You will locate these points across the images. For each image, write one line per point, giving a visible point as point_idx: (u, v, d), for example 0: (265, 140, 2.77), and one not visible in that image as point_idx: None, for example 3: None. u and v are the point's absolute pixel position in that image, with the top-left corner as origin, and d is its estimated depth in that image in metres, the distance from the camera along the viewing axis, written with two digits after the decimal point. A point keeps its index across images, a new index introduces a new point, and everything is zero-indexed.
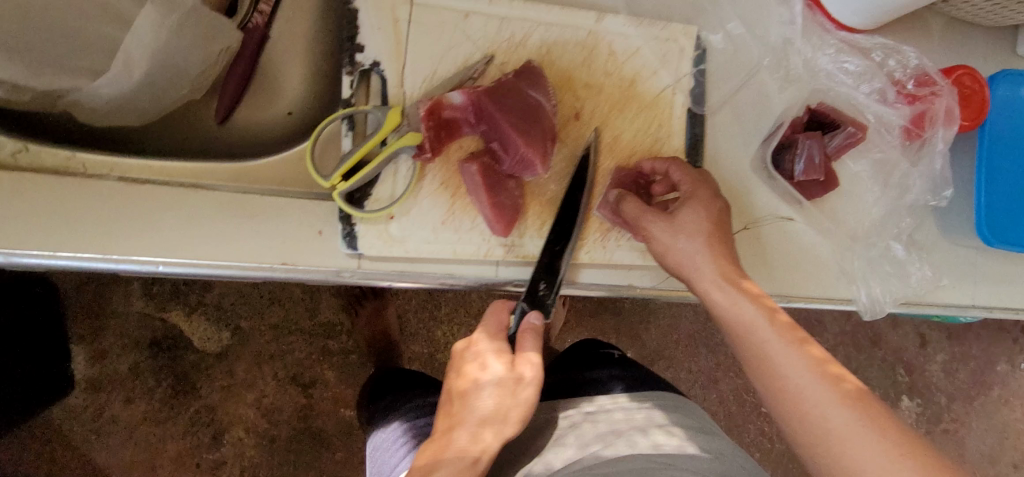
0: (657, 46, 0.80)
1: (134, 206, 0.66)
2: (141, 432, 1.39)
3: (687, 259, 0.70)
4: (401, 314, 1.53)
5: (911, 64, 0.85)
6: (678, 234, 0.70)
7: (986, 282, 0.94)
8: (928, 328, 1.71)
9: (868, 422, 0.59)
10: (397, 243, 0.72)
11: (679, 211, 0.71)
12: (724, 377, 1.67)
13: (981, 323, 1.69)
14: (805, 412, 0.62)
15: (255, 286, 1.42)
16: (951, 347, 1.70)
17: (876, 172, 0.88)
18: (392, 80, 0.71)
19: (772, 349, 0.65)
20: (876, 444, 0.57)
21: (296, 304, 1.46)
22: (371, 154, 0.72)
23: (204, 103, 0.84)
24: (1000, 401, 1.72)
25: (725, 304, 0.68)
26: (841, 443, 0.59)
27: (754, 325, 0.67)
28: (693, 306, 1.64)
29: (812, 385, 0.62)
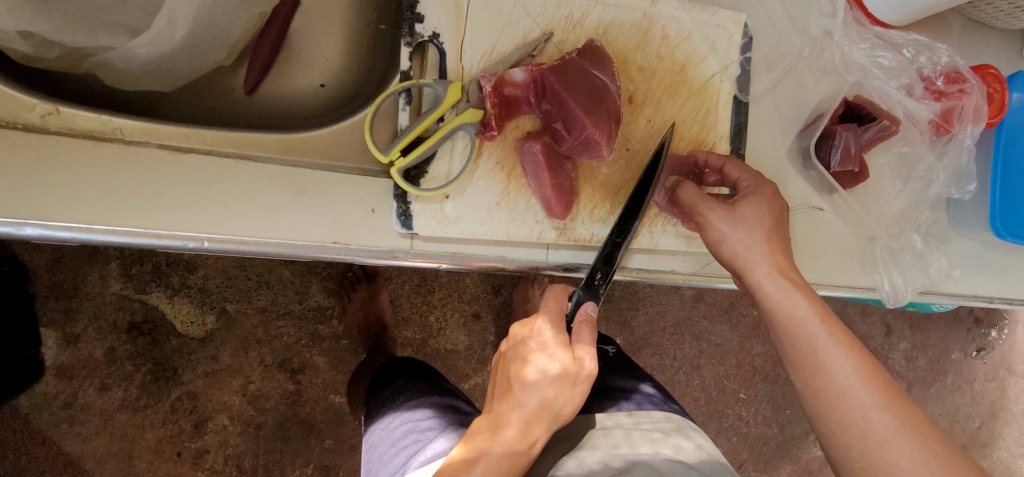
0: (708, 31, 0.80)
1: (177, 177, 0.61)
2: (117, 420, 1.31)
3: (744, 248, 0.69)
4: (394, 298, 1.43)
5: (941, 61, 0.88)
6: (737, 225, 0.69)
7: (988, 274, 0.98)
8: (894, 318, 1.77)
9: (908, 432, 0.61)
10: (452, 223, 0.69)
11: (739, 203, 0.70)
12: (706, 363, 1.65)
13: (941, 314, 1.77)
14: (846, 414, 0.63)
15: (242, 267, 1.33)
16: (913, 335, 1.77)
17: (901, 165, 0.91)
18: (452, 54, 0.69)
19: (821, 348, 0.65)
20: (916, 453, 0.60)
21: (286, 287, 1.37)
22: (428, 131, 0.69)
23: (232, 71, 0.80)
24: (954, 387, 1.81)
25: (779, 298, 0.67)
26: (883, 450, 0.61)
27: (805, 321, 0.66)
28: (679, 293, 1.62)
29: (859, 390, 0.63)
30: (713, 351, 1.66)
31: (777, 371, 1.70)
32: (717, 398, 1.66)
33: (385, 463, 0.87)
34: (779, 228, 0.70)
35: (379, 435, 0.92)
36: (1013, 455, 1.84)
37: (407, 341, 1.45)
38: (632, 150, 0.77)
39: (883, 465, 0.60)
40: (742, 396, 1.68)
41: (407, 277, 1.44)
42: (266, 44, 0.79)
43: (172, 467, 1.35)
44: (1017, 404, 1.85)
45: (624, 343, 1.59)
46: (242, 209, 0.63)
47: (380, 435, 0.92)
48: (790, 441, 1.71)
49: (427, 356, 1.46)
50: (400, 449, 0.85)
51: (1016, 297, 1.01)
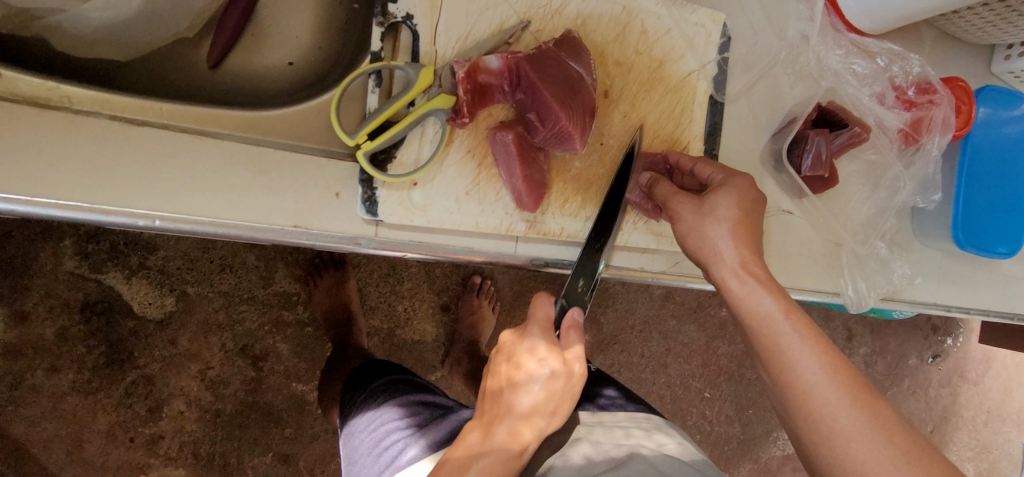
0: (687, 28, 0.79)
1: (129, 149, 0.58)
2: (67, 403, 1.26)
3: (711, 243, 0.68)
4: (361, 287, 1.41)
5: (913, 71, 0.89)
6: (705, 218, 0.68)
7: (947, 283, 1.00)
8: (856, 323, 1.80)
9: (875, 428, 0.60)
10: (419, 211, 0.67)
11: (709, 196, 0.69)
12: (673, 362, 1.67)
13: (900, 321, 1.82)
14: (814, 411, 0.62)
15: (204, 249, 1.28)
16: (874, 341, 1.81)
17: (869, 173, 0.92)
18: (425, 36, 0.67)
19: (789, 344, 0.65)
20: (883, 450, 0.59)
21: (250, 271, 1.33)
22: (398, 114, 0.67)
23: (195, 43, 0.77)
24: (910, 392, 1.86)
25: (746, 294, 0.67)
26: (851, 447, 0.60)
27: (772, 317, 0.66)
28: (650, 292, 1.63)
29: (827, 386, 0.62)
30: (679, 351, 1.67)
31: (742, 371, 1.72)
32: (682, 396, 1.68)
33: (365, 463, 0.88)
34: (751, 224, 0.69)
35: (359, 438, 0.91)
36: (963, 459, 1.90)
37: (374, 331, 1.43)
38: (606, 144, 0.76)
39: (849, 463, 0.60)
40: (706, 395, 1.70)
41: (376, 266, 1.42)
42: (234, 15, 0.75)
43: (124, 453, 1.30)
44: (967, 409, 1.91)
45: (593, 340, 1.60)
46: (199, 188, 0.60)
47: (359, 437, 0.92)
48: (750, 440, 1.74)
49: (394, 347, 1.45)
50: (377, 450, 0.85)
51: (972, 305, 1.03)
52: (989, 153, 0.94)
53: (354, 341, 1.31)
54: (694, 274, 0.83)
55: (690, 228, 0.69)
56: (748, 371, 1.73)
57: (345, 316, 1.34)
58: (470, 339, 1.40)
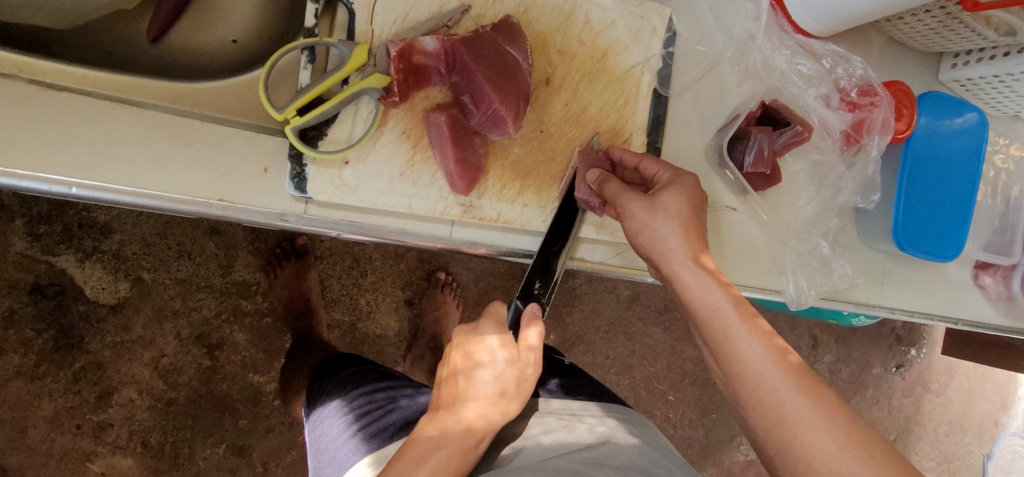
0: (631, 22, 0.80)
1: (47, 116, 0.57)
2: (13, 387, 1.24)
3: (655, 239, 0.69)
4: (323, 279, 1.40)
5: (856, 73, 0.90)
6: (656, 213, 0.69)
7: (890, 285, 1.02)
8: (821, 331, 1.83)
9: (823, 412, 0.60)
10: (350, 190, 0.67)
11: (660, 193, 0.69)
12: (638, 364, 1.68)
13: (864, 329, 1.85)
14: (762, 399, 0.63)
15: (162, 235, 1.26)
16: (838, 349, 1.84)
17: (814, 172, 0.93)
18: (361, 15, 0.66)
19: (735, 334, 0.66)
20: (829, 435, 0.59)
21: (208, 259, 1.32)
22: (331, 91, 0.66)
23: (136, 16, 0.76)
24: (873, 401, 1.89)
25: (694, 285, 0.68)
26: (797, 430, 0.60)
27: (720, 308, 0.67)
28: (617, 293, 1.64)
29: (774, 372, 0.63)
30: (644, 353, 1.68)
31: (706, 375, 1.73)
32: (646, 398, 1.69)
33: (326, 454, 0.87)
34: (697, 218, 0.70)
35: (325, 428, 0.90)
36: (923, 470, 1.93)
37: (335, 323, 1.42)
38: (546, 132, 0.76)
39: (796, 449, 0.60)
40: (670, 398, 1.71)
41: (338, 257, 1.41)
42: None
43: (70, 441, 1.28)
44: (929, 419, 1.94)
45: (557, 339, 1.60)
46: (121, 157, 0.59)
47: (323, 429, 0.90)
48: (713, 445, 1.75)
49: (355, 340, 1.44)
50: (339, 442, 0.84)
51: (915, 309, 1.05)
52: (931, 158, 0.96)
53: (309, 331, 1.30)
54: (638, 266, 0.83)
55: (639, 223, 0.70)
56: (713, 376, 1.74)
57: (304, 307, 1.32)
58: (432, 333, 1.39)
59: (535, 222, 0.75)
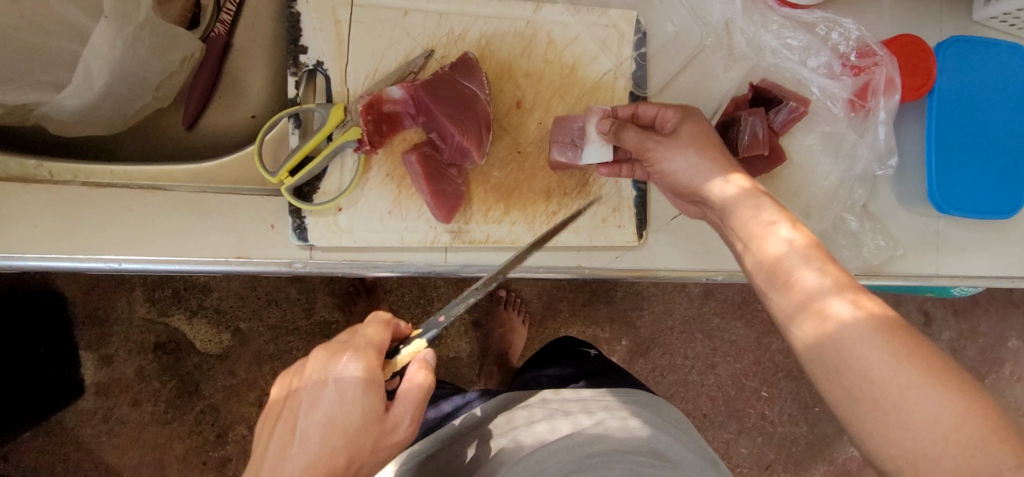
0: (597, 32, 0.83)
1: (95, 208, 0.71)
2: (149, 432, 1.45)
3: (702, 168, 0.70)
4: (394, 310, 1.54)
5: (853, 36, 0.86)
6: (679, 152, 0.71)
7: (951, 251, 0.93)
8: (932, 305, 1.67)
9: (915, 368, 0.51)
10: (346, 233, 0.75)
11: (680, 126, 0.72)
12: (721, 362, 1.62)
13: (988, 297, 1.66)
14: (836, 363, 0.55)
15: (252, 288, 1.45)
16: (958, 323, 1.67)
17: (826, 145, 0.88)
18: (336, 78, 0.75)
19: (809, 289, 0.58)
20: (917, 390, 0.50)
21: (293, 304, 1.49)
22: (317, 149, 0.75)
23: (171, 111, 0.89)
24: (1012, 378, 1.68)
25: (761, 237, 0.63)
26: (892, 395, 0.51)
27: (797, 251, 0.61)
28: (688, 291, 1.60)
29: (860, 330, 0.54)
30: (728, 349, 1.62)
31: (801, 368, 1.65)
32: (737, 397, 1.62)
33: None
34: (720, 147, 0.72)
35: None
36: None
37: None
38: (523, 152, 0.80)
39: (886, 418, 0.51)
40: (763, 394, 1.63)
41: (406, 289, 1.53)
42: (200, 83, 0.87)
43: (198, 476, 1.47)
44: None
45: (630, 345, 1.59)
46: (156, 233, 0.72)
47: None
48: (821, 440, 1.64)
49: None
50: None
51: (991, 272, 0.94)
52: (964, 106, 0.87)
53: None
54: (642, 268, 0.81)
55: (686, 163, 0.71)
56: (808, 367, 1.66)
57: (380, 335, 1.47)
58: (499, 350, 1.45)
59: (525, 237, 0.79)
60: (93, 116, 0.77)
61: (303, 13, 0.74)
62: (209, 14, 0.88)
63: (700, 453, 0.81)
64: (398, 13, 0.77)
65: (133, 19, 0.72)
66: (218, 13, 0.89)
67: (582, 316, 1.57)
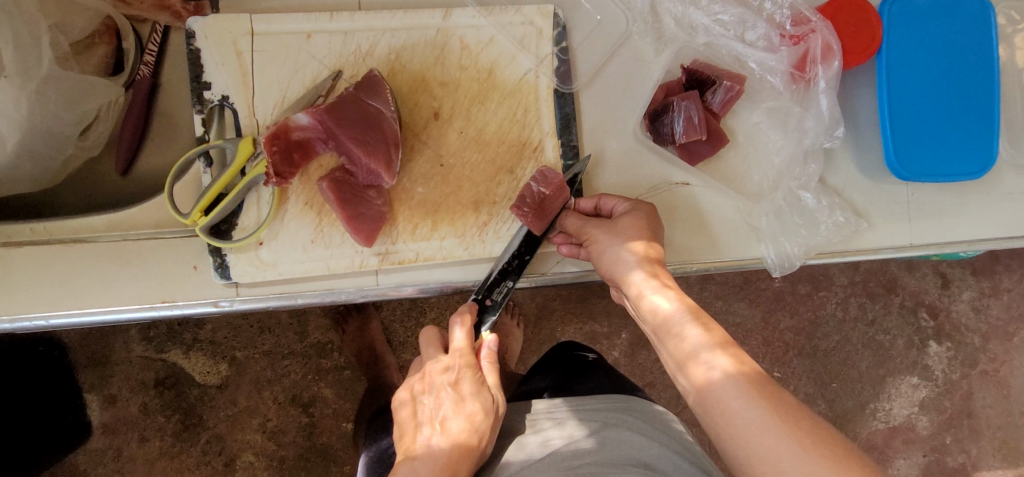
0: (513, 31, 0.79)
1: (19, 268, 0.71)
2: (158, 467, 1.47)
3: (618, 251, 0.70)
4: (386, 325, 1.52)
5: (785, 3, 0.80)
6: (613, 233, 0.71)
7: (925, 217, 0.87)
8: (949, 266, 1.59)
9: (778, 418, 0.55)
10: (270, 266, 0.74)
11: (621, 217, 0.72)
12: None
13: (1009, 253, 1.58)
14: (718, 406, 0.59)
15: (243, 317, 1.45)
16: (978, 282, 1.58)
17: (773, 121, 0.83)
18: (243, 111, 0.74)
19: (689, 346, 0.63)
20: (785, 434, 0.54)
21: (286, 329, 1.50)
22: (232, 184, 0.73)
23: (104, 159, 0.89)
24: None
25: (649, 297, 0.67)
26: (760, 444, 0.55)
27: (671, 320, 0.65)
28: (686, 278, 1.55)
29: (731, 386, 0.59)
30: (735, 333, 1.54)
31: (813, 343, 1.54)
32: None
33: None
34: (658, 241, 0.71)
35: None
36: None
37: (406, 363, 1.53)
38: (447, 165, 0.77)
39: (758, 458, 0.55)
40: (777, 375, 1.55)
41: (397, 303, 1.53)
42: (128, 127, 0.86)
43: None
44: None
45: (631, 338, 1.54)
46: (80, 287, 0.72)
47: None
48: (842, 417, 1.55)
49: None
50: None
51: (978, 234, 0.87)
52: (915, 65, 0.81)
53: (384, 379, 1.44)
54: (580, 270, 0.81)
55: (606, 241, 0.71)
56: (822, 342, 1.54)
57: (372, 354, 1.45)
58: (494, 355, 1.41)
59: (457, 252, 0.77)
60: (14, 174, 0.78)
61: (203, 49, 0.73)
62: (133, 57, 0.86)
63: (687, 457, 0.76)
64: (300, 37, 0.75)
65: (34, 76, 0.73)
66: (140, 55, 0.86)
67: (578, 314, 1.52)
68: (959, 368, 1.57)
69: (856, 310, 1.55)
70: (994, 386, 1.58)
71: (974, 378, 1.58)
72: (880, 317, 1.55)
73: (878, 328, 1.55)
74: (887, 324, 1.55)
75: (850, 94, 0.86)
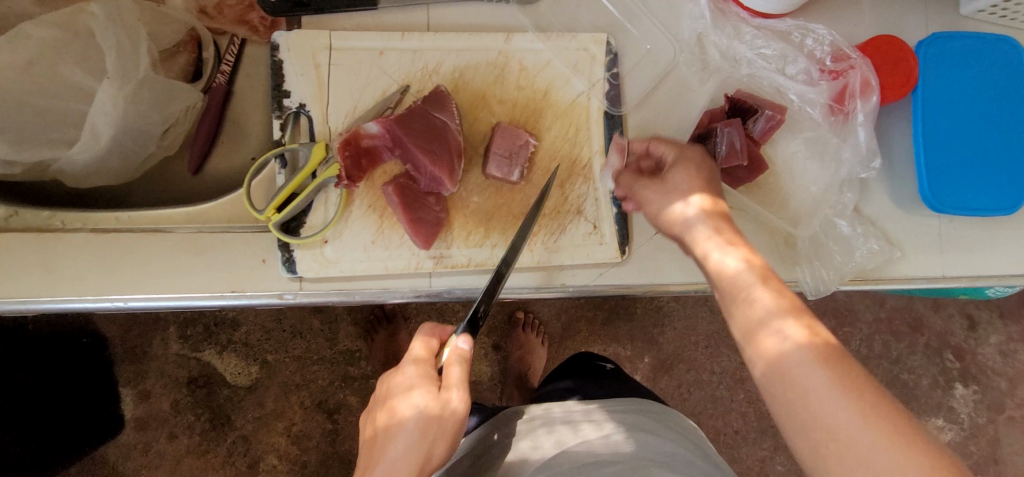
0: (568, 56, 0.85)
1: (104, 251, 0.77)
2: (184, 464, 1.50)
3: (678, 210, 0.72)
4: (414, 337, 1.56)
5: (826, 40, 0.86)
6: (669, 194, 0.74)
7: (958, 251, 0.89)
8: (976, 309, 1.59)
9: (842, 389, 0.55)
10: (332, 264, 0.79)
11: (671, 173, 0.75)
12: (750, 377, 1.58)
13: None
14: (783, 376, 0.59)
15: (276, 320, 1.50)
16: (1006, 327, 1.58)
17: (811, 150, 0.87)
18: (318, 118, 0.80)
19: (756, 313, 0.63)
20: (847, 404, 0.55)
21: (316, 335, 1.53)
22: (303, 186, 0.79)
23: (176, 159, 0.95)
24: None
25: (713, 258, 0.68)
26: (824, 415, 0.55)
27: (738, 279, 0.66)
28: (709, 305, 1.57)
29: (799, 359, 0.58)
30: None
31: None
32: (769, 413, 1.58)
33: None
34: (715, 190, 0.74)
35: None
36: None
37: None
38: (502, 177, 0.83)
39: (821, 425, 0.55)
40: None
41: (425, 315, 1.57)
42: (201, 130, 0.91)
43: None
44: None
45: (653, 362, 1.56)
46: (157, 272, 0.77)
47: None
48: None
49: None
50: None
51: (1009, 270, 0.90)
52: (948, 103, 0.85)
53: None
54: (621, 284, 0.83)
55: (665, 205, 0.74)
56: None
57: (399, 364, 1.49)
58: (518, 372, 1.44)
59: None
60: (102, 166, 0.84)
61: (285, 60, 0.79)
62: (211, 65, 0.92)
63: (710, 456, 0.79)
64: (373, 53, 0.81)
65: (132, 79, 0.80)
66: (218, 65, 0.92)
67: (602, 335, 1.55)
68: (985, 412, 1.57)
69: (880, 347, 1.56)
70: (1020, 432, 1.57)
71: (1000, 423, 1.57)
72: (904, 355, 1.56)
73: (902, 366, 1.56)
74: (912, 363, 1.56)
75: (886, 129, 0.90)
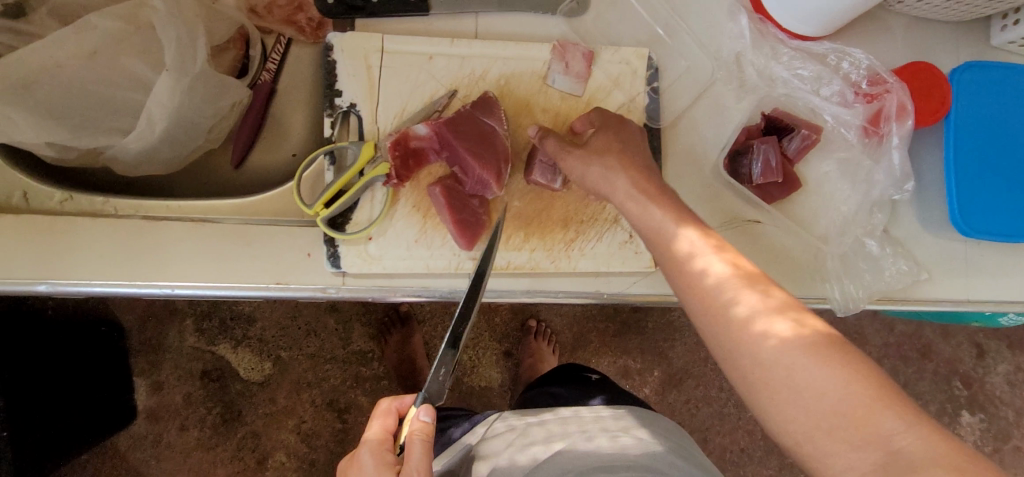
0: (611, 69, 0.87)
1: (154, 238, 0.78)
2: (194, 457, 1.51)
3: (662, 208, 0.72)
4: (427, 341, 1.57)
5: (863, 64, 0.88)
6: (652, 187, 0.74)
7: (982, 276, 0.91)
8: (986, 338, 1.60)
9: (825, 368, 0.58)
10: (375, 260, 0.80)
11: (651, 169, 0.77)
12: None
13: None
14: (762, 366, 0.60)
15: (293, 318, 1.51)
16: (1014, 357, 1.59)
17: (843, 171, 0.89)
18: (368, 118, 0.82)
19: (739, 312, 0.63)
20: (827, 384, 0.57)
21: (330, 335, 1.54)
22: (350, 183, 0.81)
23: (219, 152, 0.97)
24: None
25: (700, 258, 0.67)
26: (807, 394, 0.58)
27: (722, 282, 0.65)
28: None
29: (786, 350, 0.60)
30: None
31: None
32: None
33: None
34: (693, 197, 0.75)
35: None
36: None
37: None
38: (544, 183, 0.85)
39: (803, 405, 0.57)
40: None
41: (438, 319, 1.58)
42: (246, 124, 0.93)
43: None
44: None
45: (663, 376, 1.57)
46: (205, 261, 0.79)
47: None
48: None
49: (462, 393, 1.49)
50: None
51: None
52: (979, 130, 0.87)
53: None
54: (654, 293, 0.85)
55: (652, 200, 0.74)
56: None
57: (412, 367, 1.51)
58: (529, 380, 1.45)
59: (544, 264, 0.83)
60: (153, 156, 0.86)
61: (339, 60, 0.81)
62: (258, 62, 0.94)
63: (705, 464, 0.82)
64: (423, 58, 0.83)
65: (189, 72, 0.82)
66: (264, 63, 0.95)
67: (613, 347, 1.56)
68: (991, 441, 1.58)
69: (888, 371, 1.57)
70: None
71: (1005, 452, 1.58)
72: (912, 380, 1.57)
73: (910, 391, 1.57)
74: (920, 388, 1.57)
75: (916, 153, 0.92)
